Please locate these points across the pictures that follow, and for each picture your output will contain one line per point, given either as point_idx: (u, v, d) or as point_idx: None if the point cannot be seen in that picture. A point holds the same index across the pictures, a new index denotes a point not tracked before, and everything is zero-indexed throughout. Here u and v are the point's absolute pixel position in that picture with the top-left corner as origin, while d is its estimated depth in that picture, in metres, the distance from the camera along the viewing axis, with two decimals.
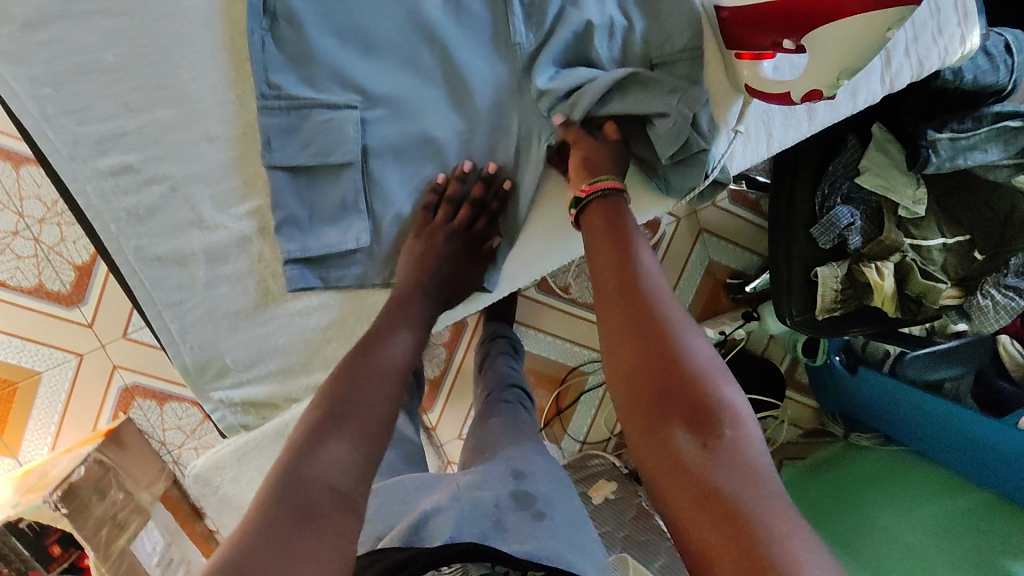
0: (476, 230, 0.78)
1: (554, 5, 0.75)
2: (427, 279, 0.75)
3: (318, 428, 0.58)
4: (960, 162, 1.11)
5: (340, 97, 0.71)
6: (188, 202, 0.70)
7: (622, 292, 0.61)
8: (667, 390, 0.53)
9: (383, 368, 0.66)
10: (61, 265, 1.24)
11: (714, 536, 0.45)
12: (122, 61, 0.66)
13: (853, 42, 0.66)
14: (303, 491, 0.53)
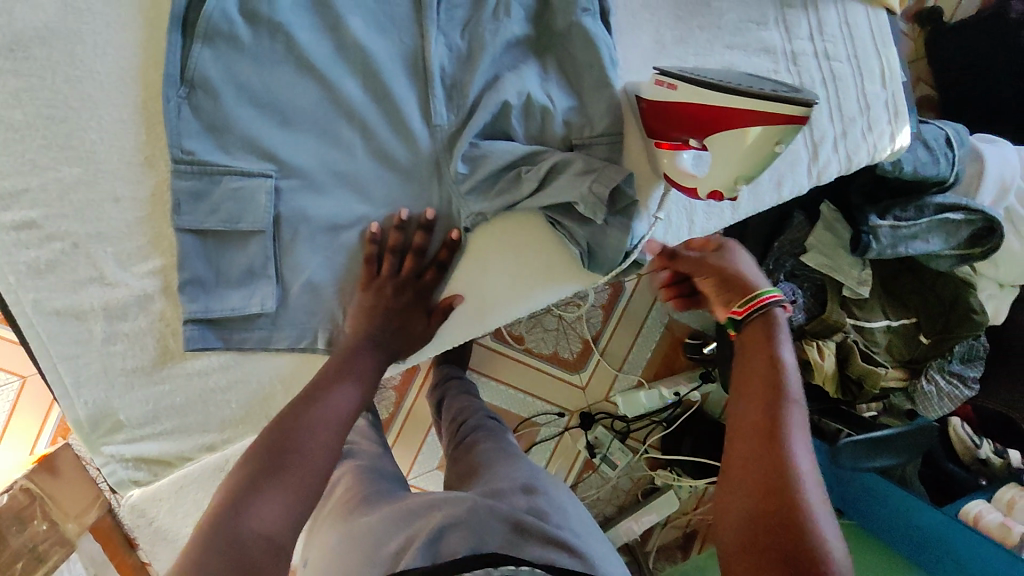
0: (423, 281, 0.78)
1: (475, 87, 0.76)
2: (383, 339, 0.75)
3: (254, 480, 0.57)
4: (902, 250, 1.12)
5: (254, 165, 0.71)
6: (90, 259, 0.71)
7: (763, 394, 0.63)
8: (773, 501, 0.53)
9: (326, 424, 0.65)
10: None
11: None
12: (30, 120, 0.67)
13: (755, 151, 0.66)
14: (237, 544, 0.52)
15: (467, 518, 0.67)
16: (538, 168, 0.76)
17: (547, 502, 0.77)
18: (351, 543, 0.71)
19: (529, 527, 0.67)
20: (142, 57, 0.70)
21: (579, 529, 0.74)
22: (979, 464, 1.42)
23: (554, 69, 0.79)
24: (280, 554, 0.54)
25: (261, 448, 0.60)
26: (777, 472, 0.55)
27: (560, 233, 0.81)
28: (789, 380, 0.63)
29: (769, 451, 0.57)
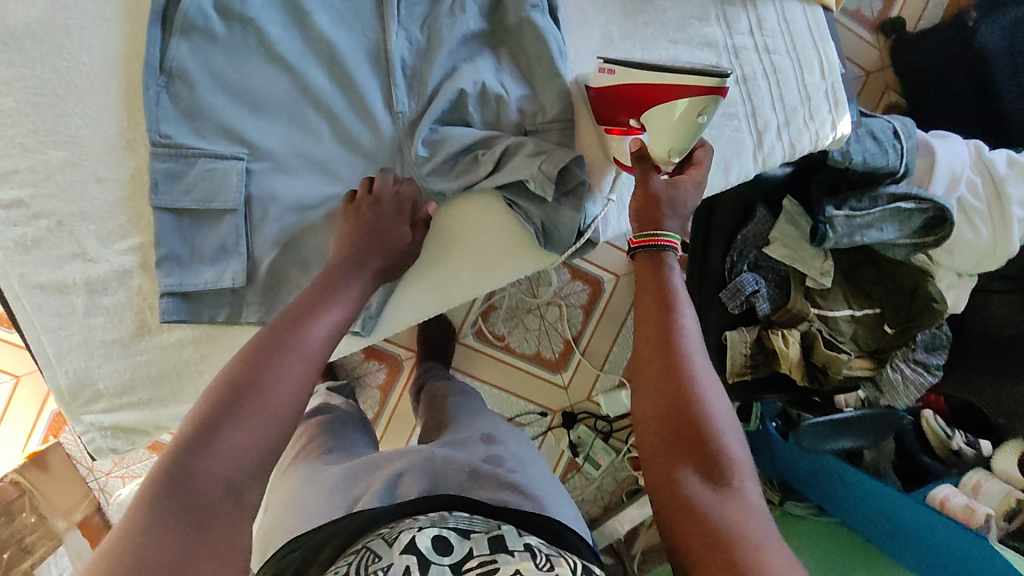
0: (400, 192, 0.80)
1: (433, 77, 0.82)
2: (367, 259, 0.76)
3: (224, 415, 0.56)
4: (857, 239, 1.16)
5: (227, 148, 0.77)
6: (73, 236, 0.76)
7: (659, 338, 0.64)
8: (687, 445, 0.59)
9: (302, 356, 0.65)
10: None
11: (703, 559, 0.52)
12: (20, 107, 0.73)
13: (680, 123, 0.73)
14: (193, 486, 0.52)
15: (421, 466, 0.75)
16: (493, 151, 0.81)
17: (505, 450, 0.83)
18: (314, 488, 0.79)
19: (482, 474, 0.76)
20: (124, 50, 0.76)
21: (535, 473, 0.80)
22: (953, 456, 1.44)
23: (508, 61, 0.85)
24: (240, 499, 0.54)
25: (232, 382, 0.59)
26: (686, 404, 0.60)
27: (517, 215, 0.86)
28: (681, 314, 0.65)
29: (674, 384, 0.61)
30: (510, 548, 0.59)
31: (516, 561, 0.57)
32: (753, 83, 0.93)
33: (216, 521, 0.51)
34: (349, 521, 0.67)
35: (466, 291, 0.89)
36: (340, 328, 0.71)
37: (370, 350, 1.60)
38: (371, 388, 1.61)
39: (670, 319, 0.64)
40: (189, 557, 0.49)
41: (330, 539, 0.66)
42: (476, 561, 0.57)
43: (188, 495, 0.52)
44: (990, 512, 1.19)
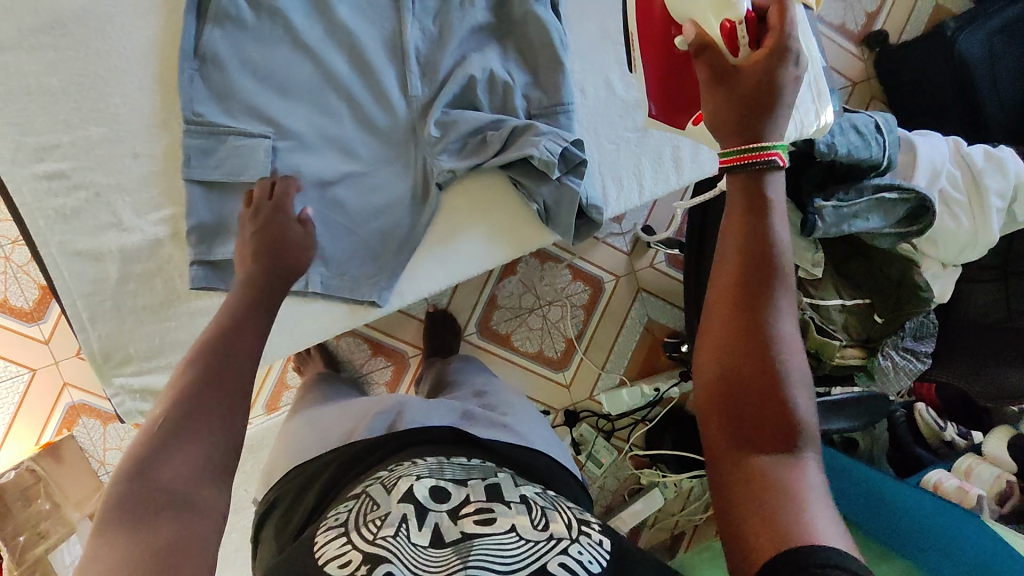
0: (276, 195, 0.81)
1: (445, 65, 0.88)
2: (278, 274, 0.80)
3: (178, 425, 0.60)
4: (845, 228, 1.22)
5: (254, 127, 0.83)
6: (111, 207, 0.82)
7: (744, 288, 0.60)
8: (756, 402, 0.57)
9: (236, 363, 0.69)
10: (28, 284, 1.39)
11: (754, 516, 0.53)
12: (64, 86, 0.79)
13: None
14: (147, 492, 0.54)
15: (413, 404, 0.92)
16: (500, 133, 0.87)
17: (494, 398, 1.03)
18: (315, 424, 0.97)
19: (473, 416, 0.91)
20: (160, 35, 0.82)
21: (519, 416, 0.97)
22: (946, 447, 1.47)
23: (514, 50, 0.91)
24: (191, 500, 0.56)
25: (182, 397, 0.62)
26: (761, 364, 0.57)
27: (519, 192, 0.93)
28: (775, 261, 0.60)
29: (751, 340, 0.58)
30: (506, 498, 0.70)
31: (512, 512, 0.67)
32: None
33: (182, 513, 0.54)
34: (349, 446, 0.85)
35: (467, 269, 0.94)
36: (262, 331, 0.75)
37: (376, 347, 1.63)
38: (378, 385, 1.65)
39: (758, 269, 0.60)
40: (174, 545, 0.52)
41: (326, 463, 0.84)
42: (472, 508, 0.67)
43: (153, 488, 0.55)
44: (982, 494, 1.23)
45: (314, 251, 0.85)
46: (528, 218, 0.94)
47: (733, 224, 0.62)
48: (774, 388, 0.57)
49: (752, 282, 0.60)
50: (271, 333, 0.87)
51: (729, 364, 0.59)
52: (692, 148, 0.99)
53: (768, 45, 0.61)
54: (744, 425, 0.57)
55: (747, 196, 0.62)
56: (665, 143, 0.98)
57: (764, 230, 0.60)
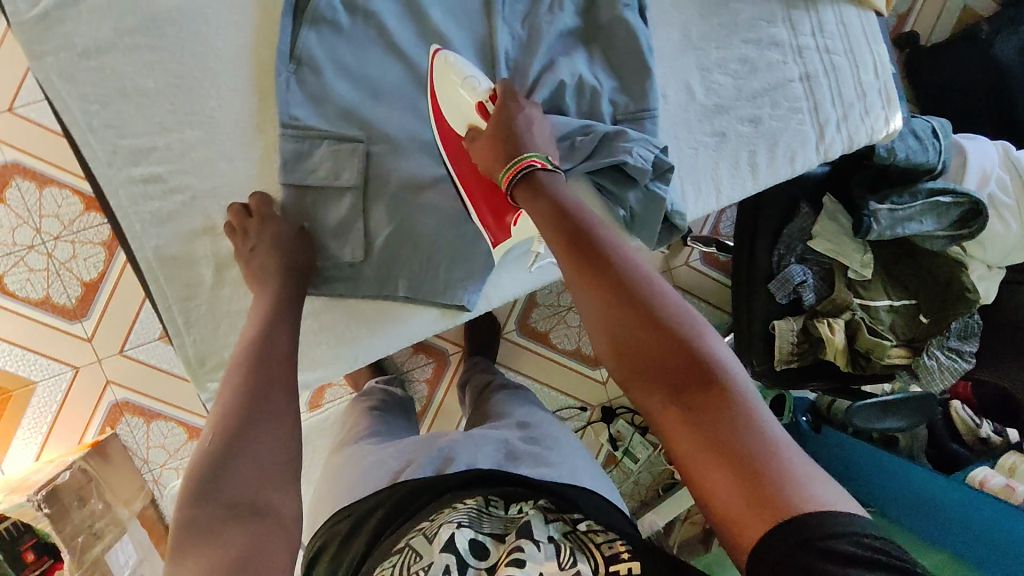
0: (256, 212, 0.80)
1: (534, 69, 0.88)
2: (288, 290, 0.79)
3: (235, 441, 0.63)
4: (899, 231, 1.24)
5: (349, 131, 0.83)
6: (206, 211, 0.81)
7: (596, 268, 0.64)
8: (664, 359, 0.58)
9: (281, 363, 0.73)
10: (69, 281, 1.34)
11: (713, 469, 0.52)
12: (161, 88, 0.79)
13: (456, 97, 0.82)
14: (222, 491, 0.59)
15: (459, 440, 0.87)
16: (590, 138, 0.87)
17: (539, 430, 0.92)
18: (355, 462, 0.92)
19: (518, 453, 0.85)
20: (255, 38, 0.82)
21: (567, 452, 0.87)
22: (980, 443, 1.48)
23: (600, 54, 0.91)
24: (266, 513, 0.60)
25: (233, 402, 0.66)
26: (645, 326, 0.60)
27: (604, 198, 0.93)
28: (597, 239, 0.67)
29: (625, 307, 0.61)
30: (534, 535, 0.66)
31: (540, 555, 0.63)
32: (816, 80, 1.01)
33: (254, 518, 0.59)
34: (396, 489, 0.80)
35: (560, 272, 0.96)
36: (297, 335, 0.78)
37: (417, 344, 1.63)
38: (421, 384, 1.65)
39: (596, 251, 0.65)
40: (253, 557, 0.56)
41: (379, 503, 0.79)
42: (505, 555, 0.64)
43: (223, 502, 0.58)
44: None
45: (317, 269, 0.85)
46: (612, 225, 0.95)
47: (546, 230, 0.70)
48: (676, 347, 0.58)
49: (592, 261, 0.65)
50: (363, 335, 0.89)
51: (623, 338, 0.60)
52: (769, 153, 0.99)
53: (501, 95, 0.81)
54: (671, 398, 0.56)
55: (540, 197, 0.72)
56: (742, 147, 0.98)
57: (577, 223, 0.68)
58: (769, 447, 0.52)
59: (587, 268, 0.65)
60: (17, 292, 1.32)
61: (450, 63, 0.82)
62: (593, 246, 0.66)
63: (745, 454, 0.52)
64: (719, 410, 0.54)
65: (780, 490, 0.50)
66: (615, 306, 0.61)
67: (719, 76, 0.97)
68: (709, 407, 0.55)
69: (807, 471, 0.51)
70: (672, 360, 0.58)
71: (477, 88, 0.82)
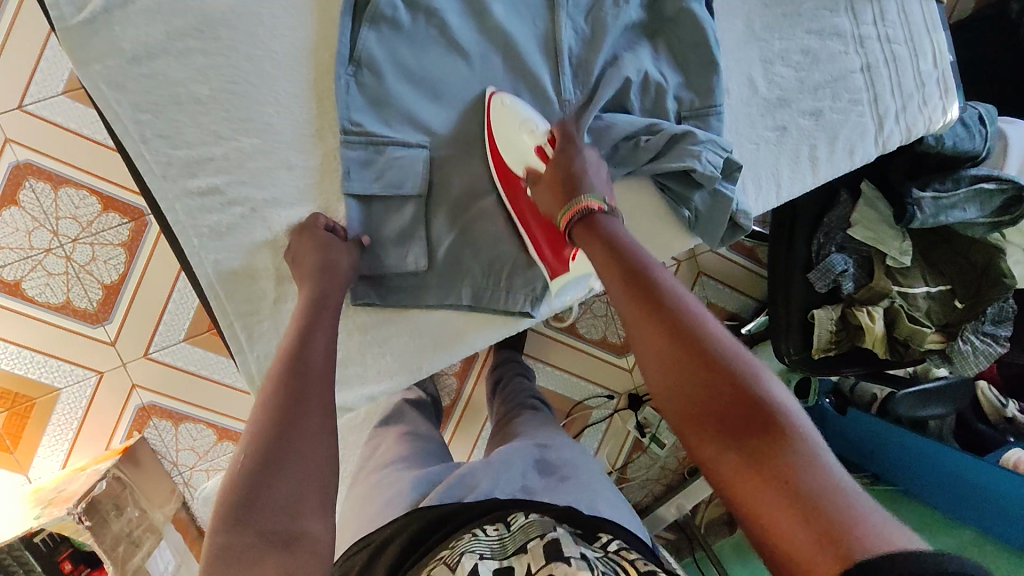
0: (310, 226, 0.76)
1: (598, 66, 0.85)
2: (330, 296, 0.72)
3: (270, 456, 0.54)
4: (943, 219, 1.21)
5: (411, 136, 0.79)
6: (265, 223, 0.77)
7: (645, 298, 0.58)
8: (720, 395, 0.50)
9: (318, 376, 0.63)
10: (90, 284, 1.23)
11: (784, 523, 0.43)
12: (216, 95, 0.74)
13: (514, 138, 0.80)
14: (252, 518, 0.50)
15: (478, 468, 0.74)
16: (657, 139, 0.84)
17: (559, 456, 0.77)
18: (371, 491, 0.79)
19: (535, 491, 0.69)
20: (312, 39, 0.78)
21: (596, 487, 0.71)
22: (1006, 422, 1.43)
23: (664, 49, 0.88)
24: (299, 540, 0.51)
25: (262, 416, 0.58)
26: (701, 356, 0.52)
27: (667, 199, 0.91)
28: (647, 268, 0.61)
29: (676, 336, 0.54)
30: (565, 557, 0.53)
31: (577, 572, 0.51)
32: (876, 71, 0.99)
33: (288, 550, 0.50)
34: (414, 517, 0.65)
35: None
36: (334, 347, 0.69)
37: None
38: (449, 376, 1.47)
39: (647, 280, 0.60)
40: None
41: (394, 535, 0.64)
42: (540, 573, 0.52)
43: (260, 530, 0.50)
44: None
45: (353, 278, 0.77)
46: (673, 227, 0.92)
47: (598, 260, 0.65)
48: (733, 383, 0.50)
49: (641, 290, 0.59)
50: (424, 346, 0.85)
51: (673, 372, 0.53)
52: (829, 146, 0.97)
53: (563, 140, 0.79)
54: (725, 439, 0.48)
55: (589, 230, 0.68)
56: (803, 141, 0.96)
57: (627, 252, 0.63)
58: (843, 499, 0.42)
59: (636, 301, 0.59)
60: (36, 297, 1.21)
61: (507, 105, 0.80)
62: (643, 279, 0.60)
63: (826, 508, 0.42)
64: (785, 457, 0.45)
65: (864, 552, 0.39)
66: (665, 335, 0.55)
67: (781, 68, 0.95)
68: (771, 451, 0.46)
69: (892, 529, 0.41)
70: (729, 395, 0.50)
71: (534, 132, 0.81)
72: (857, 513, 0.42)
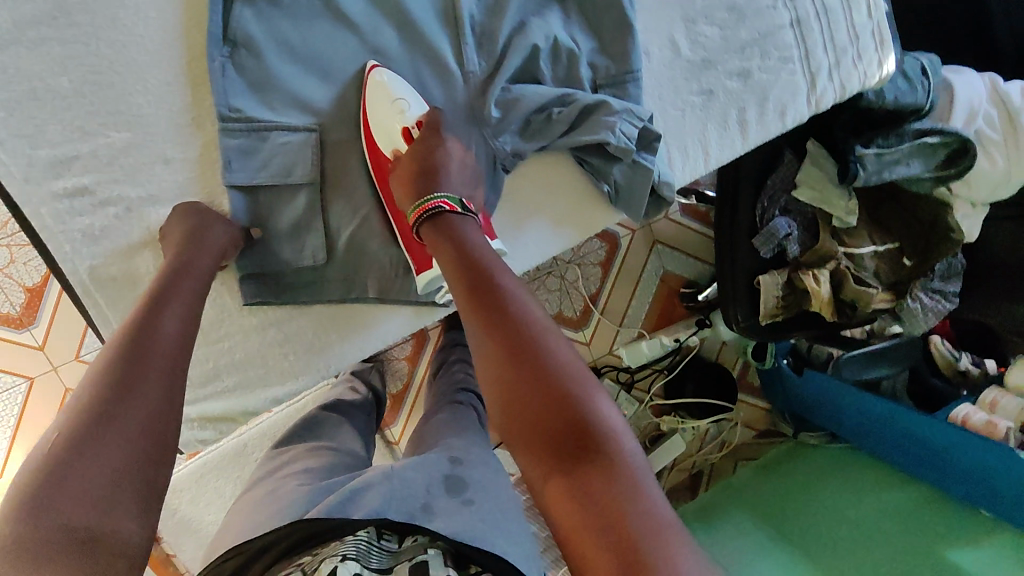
0: (186, 215, 0.69)
1: (503, 34, 0.79)
2: (195, 262, 0.66)
3: (86, 443, 0.49)
4: (886, 176, 1.18)
5: (300, 120, 0.73)
6: (144, 223, 0.71)
7: (488, 313, 0.58)
8: (549, 415, 0.51)
9: (166, 353, 0.58)
10: (10, 288, 1.16)
11: (594, 546, 0.45)
12: (77, 87, 0.67)
13: (385, 120, 0.74)
14: (46, 512, 0.46)
15: (376, 481, 0.69)
16: (570, 112, 0.79)
17: (471, 475, 0.73)
18: (267, 499, 0.74)
19: (435, 509, 0.66)
20: (183, 18, 0.70)
21: (497, 512, 0.67)
22: (960, 376, 1.39)
23: (576, 12, 0.82)
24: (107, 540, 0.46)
25: (90, 394, 0.52)
26: (533, 374, 0.54)
27: (587, 172, 0.86)
28: (494, 281, 0.61)
29: (513, 356, 0.55)
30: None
31: None
32: (807, 25, 0.93)
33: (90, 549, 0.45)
34: (290, 528, 0.63)
35: (536, 253, 0.87)
36: (193, 319, 0.63)
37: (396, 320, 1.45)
38: (396, 361, 1.43)
39: (492, 294, 0.60)
40: None
41: (267, 545, 0.62)
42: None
43: (57, 526, 0.45)
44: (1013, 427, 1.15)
45: (231, 257, 0.71)
46: (595, 203, 0.88)
47: (449, 269, 0.64)
48: (558, 405, 0.52)
49: (486, 305, 0.59)
50: (333, 341, 0.81)
51: (507, 390, 0.54)
52: (758, 109, 0.93)
53: (430, 128, 0.75)
54: (554, 466, 0.50)
55: (443, 237, 0.67)
56: (730, 105, 0.91)
57: (478, 263, 0.63)
58: (645, 521, 0.46)
59: (480, 321, 0.58)
60: None
61: (382, 82, 0.74)
62: (490, 293, 0.60)
63: (632, 532, 0.45)
64: (599, 478, 0.48)
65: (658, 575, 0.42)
66: (502, 354, 0.56)
67: (706, 27, 0.89)
68: (590, 476, 0.48)
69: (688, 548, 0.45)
70: (556, 415, 0.51)
71: (406, 113, 0.74)
72: (659, 533, 0.45)
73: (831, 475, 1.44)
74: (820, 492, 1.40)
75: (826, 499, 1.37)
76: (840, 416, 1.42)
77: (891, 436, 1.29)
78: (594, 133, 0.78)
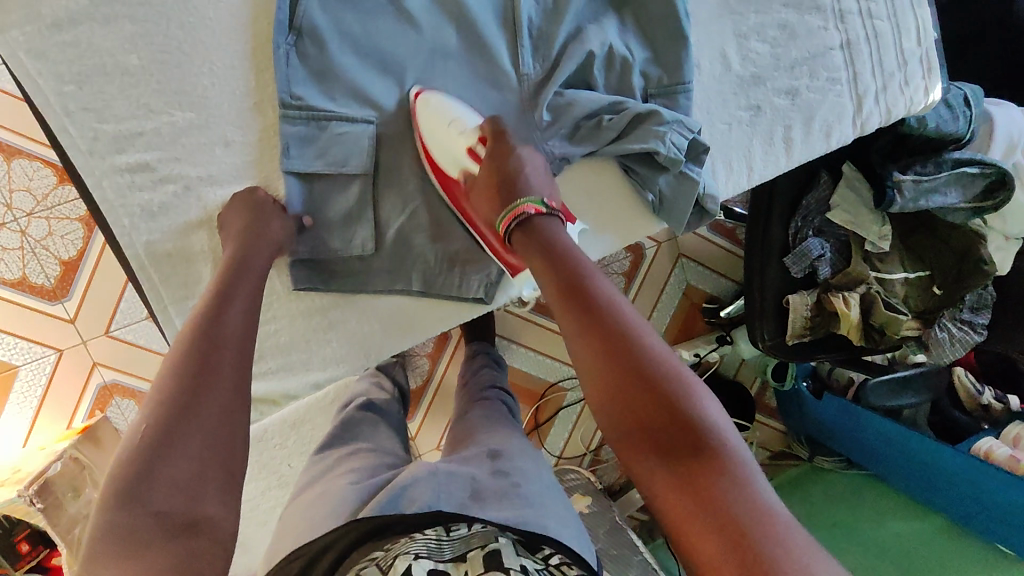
0: (248, 201, 0.71)
1: (559, 39, 0.80)
2: (254, 259, 0.67)
3: (171, 430, 0.51)
4: (923, 204, 1.17)
5: (358, 111, 0.75)
6: (202, 203, 0.73)
7: (587, 316, 0.59)
8: (658, 417, 0.52)
9: (235, 345, 0.59)
10: (46, 260, 1.16)
11: (712, 543, 0.45)
12: (145, 65, 0.69)
13: (447, 143, 0.76)
14: (138, 498, 0.47)
15: (425, 477, 0.70)
16: (620, 120, 0.80)
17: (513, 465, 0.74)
18: (318, 497, 0.76)
19: (487, 500, 0.67)
20: (251, 5, 0.72)
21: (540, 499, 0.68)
22: (982, 410, 1.38)
23: (631, 21, 0.83)
24: (196, 526, 0.48)
25: (170, 384, 0.54)
26: (637, 378, 0.54)
27: (632, 181, 0.87)
28: (590, 284, 0.62)
29: (616, 359, 0.56)
30: (504, 565, 0.53)
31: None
32: (857, 48, 0.94)
33: (180, 533, 0.47)
34: (349, 528, 0.63)
35: None
36: (254, 314, 0.64)
37: None
38: (418, 357, 1.43)
39: (589, 297, 0.60)
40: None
41: (327, 547, 0.62)
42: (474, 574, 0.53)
43: (150, 510, 0.47)
44: None
45: (290, 249, 0.74)
46: (637, 210, 0.89)
47: (542, 272, 0.65)
48: (665, 407, 0.52)
49: (584, 308, 0.60)
50: (374, 330, 0.82)
51: (613, 392, 0.55)
52: (804, 128, 0.93)
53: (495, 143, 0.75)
54: (663, 466, 0.50)
55: (533, 240, 0.68)
56: (777, 122, 0.92)
57: (573, 266, 0.64)
58: (761, 517, 0.45)
59: (580, 324, 0.59)
60: None
61: (430, 108, 0.76)
62: (584, 295, 0.61)
63: (751, 528, 0.45)
64: (712, 476, 0.48)
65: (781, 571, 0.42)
66: (606, 357, 0.56)
67: (756, 44, 0.90)
68: (703, 476, 0.48)
69: (807, 545, 0.44)
70: (665, 416, 0.52)
71: (465, 132, 0.76)
72: (779, 530, 0.45)
73: (849, 505, 1.44)
74: (834, 524, 1.39)
75: (844, 529, 1.37)
76: (854, 447, 1.41)
77: (907, 465, 1.28)
78: (642, 142, 0.79)
